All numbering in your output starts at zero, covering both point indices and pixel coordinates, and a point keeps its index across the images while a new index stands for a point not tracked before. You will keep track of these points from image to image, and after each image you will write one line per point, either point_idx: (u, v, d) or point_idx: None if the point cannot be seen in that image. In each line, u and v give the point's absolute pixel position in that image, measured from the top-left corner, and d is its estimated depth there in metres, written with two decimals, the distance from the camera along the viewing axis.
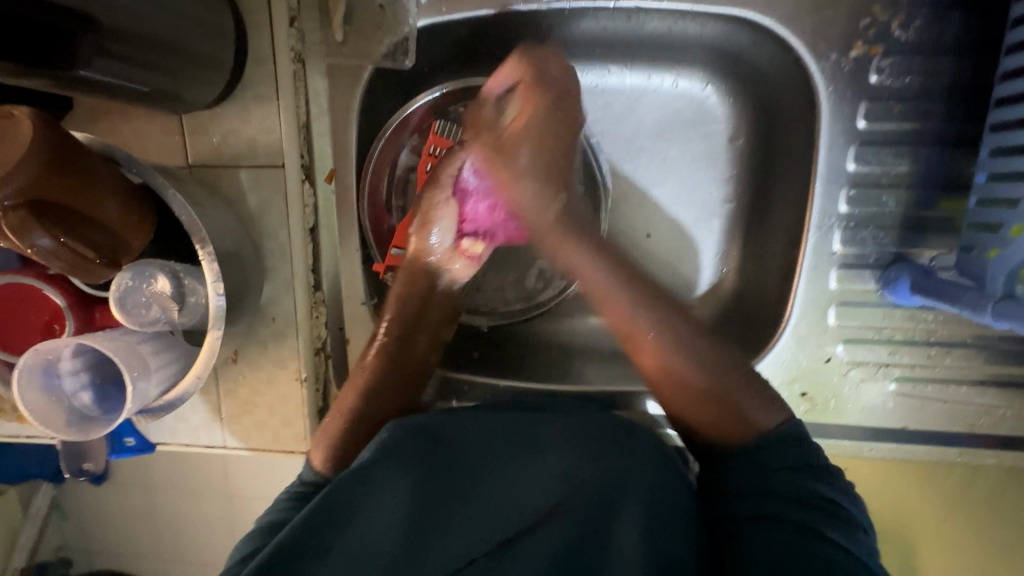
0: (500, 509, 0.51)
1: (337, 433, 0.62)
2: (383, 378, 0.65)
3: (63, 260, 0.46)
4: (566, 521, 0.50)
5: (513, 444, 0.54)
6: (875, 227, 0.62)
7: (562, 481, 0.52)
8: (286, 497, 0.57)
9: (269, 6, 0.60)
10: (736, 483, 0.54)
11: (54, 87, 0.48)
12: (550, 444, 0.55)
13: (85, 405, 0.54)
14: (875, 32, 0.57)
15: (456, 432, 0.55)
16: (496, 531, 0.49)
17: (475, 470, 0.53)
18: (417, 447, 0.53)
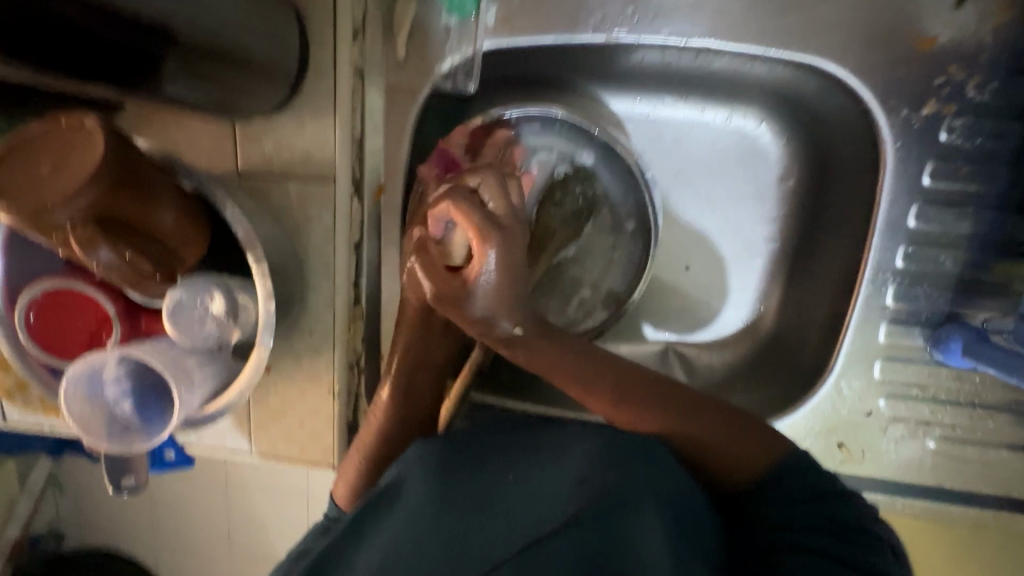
0: (512, 520, 0.41)
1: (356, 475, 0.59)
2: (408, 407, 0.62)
3: (123, 274, 0.46)
4: (582, 532, 0.39)
5: (539, 452, 0.46)
6: (930, 285, 0.61)
7: (578, 485, 0.41)
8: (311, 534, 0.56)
9: (334, 19, 0.58)
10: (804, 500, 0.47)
11: (120, 95, 0.47)
12: (572, 446, 0.45)
13: (126, 414, 0.53)
14: (949, 91, 0.56)
15: (480, 442, 0.49)
16: (503, 545, 0.40)
17: (488, 481, 0.45)
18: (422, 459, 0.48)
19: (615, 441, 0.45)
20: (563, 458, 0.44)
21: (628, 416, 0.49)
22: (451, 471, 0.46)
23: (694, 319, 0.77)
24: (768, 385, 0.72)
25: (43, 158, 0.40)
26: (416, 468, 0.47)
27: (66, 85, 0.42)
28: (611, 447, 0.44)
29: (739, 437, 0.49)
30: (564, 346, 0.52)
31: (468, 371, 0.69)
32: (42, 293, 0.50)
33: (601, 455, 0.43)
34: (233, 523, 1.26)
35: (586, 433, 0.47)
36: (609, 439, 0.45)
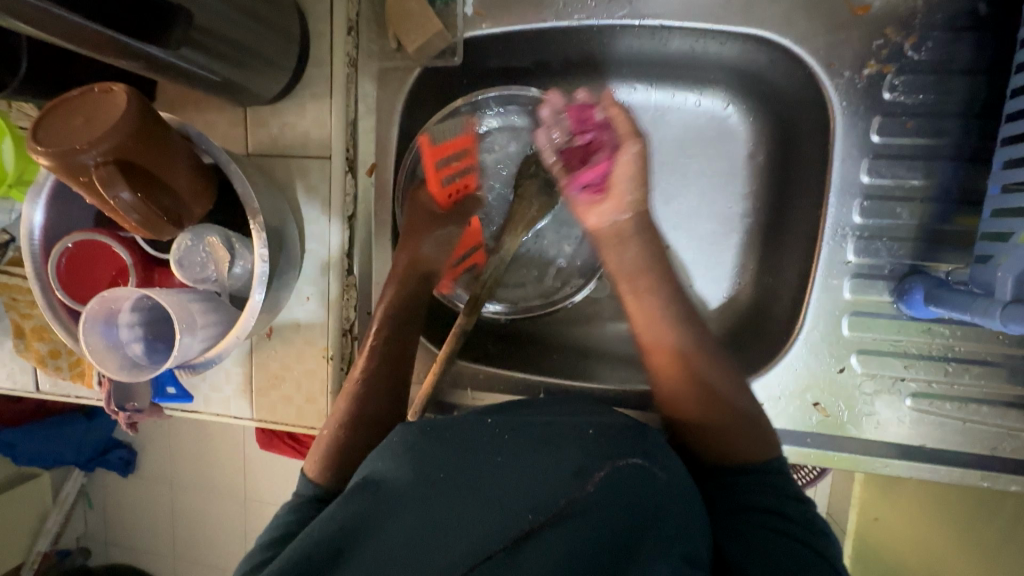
0: (509, 506, 0.42)
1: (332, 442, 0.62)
2: (390, 346, 0.69)
3: (139, 214, 0.52)
4: (586, 518, 0.42)
5: (528, 440, 0.48)
6: (889, 238, 0.63)
7: (571, 477, 0.44)
8: (287, 511, 0.56)
9: (331, 16, 0.68)
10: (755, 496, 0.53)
11: (147, 71, 0.55)
12: (560, 439, 0.48)
13: (137, 355, 0.60)
14: (888, 52, 0.60)
15: (468, 429, 0.49)
16: (501, 528, 0.41)
17: (477, 464, 0.46)
18: (408, 445, 0.48)
19: (603, 439, 0.48)
20: (556, 449, 0.46)
21: (664, 376, 0.62)
22: (439, 457, 0.46)
23: None
24: (748, 351, 0.74)
25: (80, 114, 0.49)
26: (406, 455, 0.47)
27: (104, 59, 0.51)
28: (604, 442, 0.47)
29: (754, 429, 0.58)
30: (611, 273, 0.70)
31: (452, 338, 0.70)
32: (74, 243, 0.58)
33: (589, 448, 0.47)
34: (251, 519, 1.33)
35: (567, 433, 0.49)
36: (597, 440, 0.48)
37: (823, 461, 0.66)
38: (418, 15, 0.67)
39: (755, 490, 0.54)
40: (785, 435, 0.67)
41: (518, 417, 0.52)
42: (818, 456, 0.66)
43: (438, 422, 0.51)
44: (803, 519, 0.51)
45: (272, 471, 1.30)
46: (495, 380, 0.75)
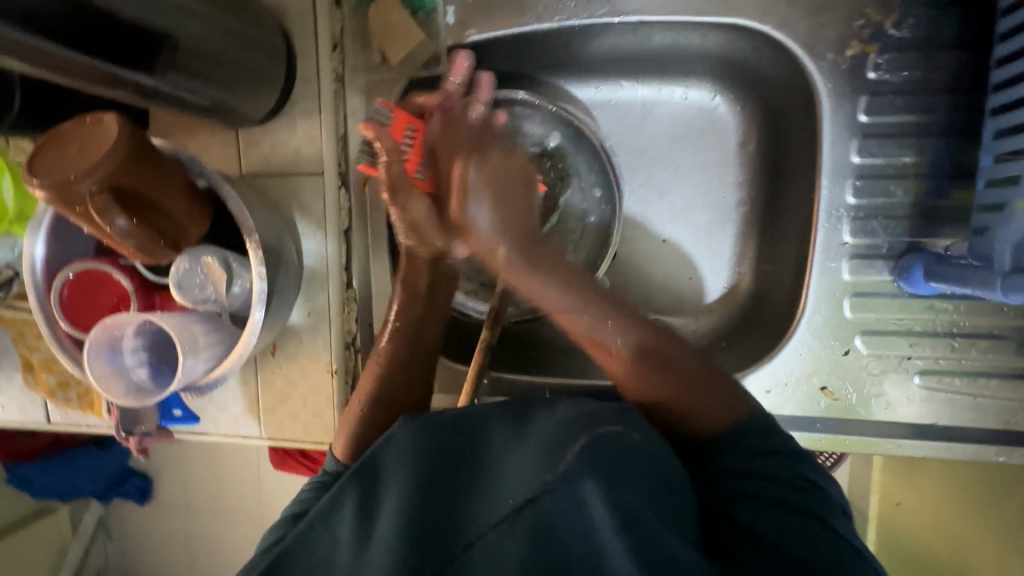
0: (490, 489, 0.41)
1: (356, 432, 0.61)
2: (402, 358, 0.65)
3: (135, 239, 0.53)
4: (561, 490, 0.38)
5: (516, 424, 0.46)
6: (885, 217, 0.63)
7: (550, 455, 0.40)
8: (311, 486, 0.57)
9: (315, 34, 0.68)
10: (750, 461, 0.52)
11: (135, 98, 0.56)
12: (546, 419, 0.46)
13: (142, 379, 0.60)
14: (870, 32, 0.60)
15: (454, 415, 0.48)
16: (488, 513, 0.39)
17: (465, 451, 0.44)
18: (394, 437, 0.47)
19: (589, 416, 0.45)
20: (539, 430, 0.44)
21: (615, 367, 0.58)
22: (419, 449, 0.45)
23: (674, 286, 0.80)
24: (750, 340, 0.73)
25: (72, 144, 0.50)
26: (394, 446, 0.46)
27: (91, 88, 0.52)
28: (590, 421, 0.45)
29: (711, 395, 0.55)
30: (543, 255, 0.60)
31: (480, 353, 0.71)
32: (74, 272, 0.59)
33: (574, 425, 0.44)
34: None
35: (549, 415, 0.46)
36: (582, 418, 0.45)
37: (835, 446, 0.66)
38: (401, 28, 0.68)
39: (738, 454, 0.52)
40: (793, 421, 0.67)
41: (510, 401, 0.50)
42: (828, 440, 0.66)
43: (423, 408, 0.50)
44: (793, 479, 0.50)
45: (286, 490, 1.31)
46: (502, 384, 0.76)
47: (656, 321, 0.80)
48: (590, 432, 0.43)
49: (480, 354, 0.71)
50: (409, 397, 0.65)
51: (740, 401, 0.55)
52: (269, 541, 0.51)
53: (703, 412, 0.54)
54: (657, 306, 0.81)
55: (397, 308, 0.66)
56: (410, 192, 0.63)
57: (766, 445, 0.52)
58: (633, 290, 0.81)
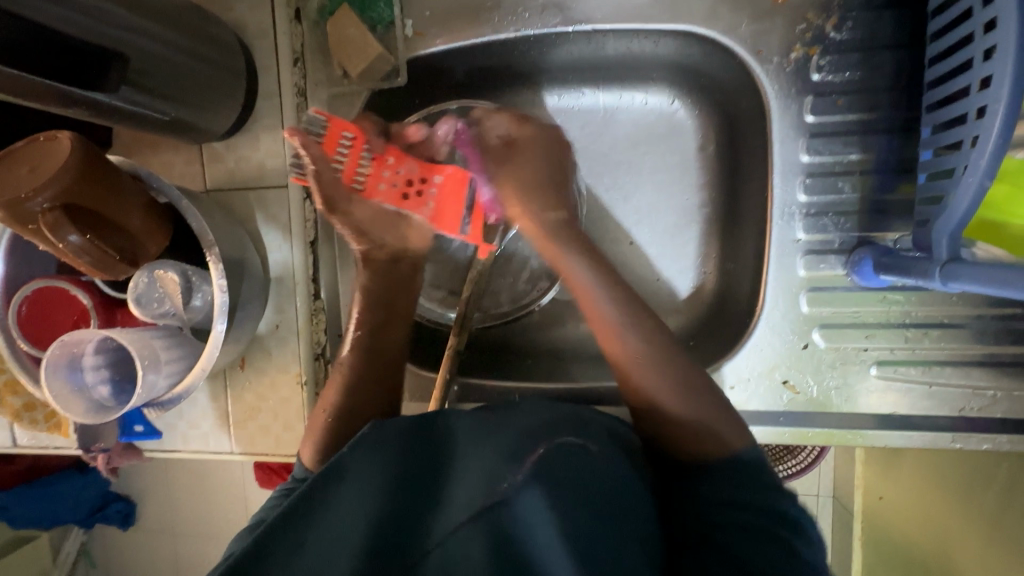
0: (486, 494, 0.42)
1: (324, 434, 0.61)
2: (369, 365, 0.65)
3: (90, 255, 0.53)
4: (552, 511, 0.41)
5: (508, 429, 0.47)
6: (836, 213, 0.64)
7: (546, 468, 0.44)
8: (276, 494, 0.57)
9: (274, 50, 0.69)
10: (734, 492, 0.52)
11: (94, 117, 0.57)
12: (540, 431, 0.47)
13: (103, 396, 0.60)
14: (812, 35, 0.62)
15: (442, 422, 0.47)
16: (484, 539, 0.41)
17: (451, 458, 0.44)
18: (385, 439, 0.45)
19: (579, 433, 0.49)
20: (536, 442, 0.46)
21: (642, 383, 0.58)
22: (409, 454, 0.44)
23: (643, 287, 0.81)
24: (716, 338, 0.75)
25: (25, 163, 0.50)
26: (380, 453, 0.44)
27: (48, 109, 0.53)
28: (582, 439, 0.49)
29: (723, 418, 0.56)
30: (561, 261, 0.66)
31: (448, 359, 0.71)
32: (33, 292, 0.59)
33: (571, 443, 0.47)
34: None
35: (546, 425, 0.49)
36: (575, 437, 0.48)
37: (800, 439, 0.66)
38: (359, 42, 0.69)
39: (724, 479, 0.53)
40: (759, 417, 0.68)
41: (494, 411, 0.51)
42: (794, 434, 0.67)
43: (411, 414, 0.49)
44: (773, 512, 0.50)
45: None
46: (473, 390, 0.76)
47: None
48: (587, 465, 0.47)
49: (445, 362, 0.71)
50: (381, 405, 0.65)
51: (739, 432, 0.56)
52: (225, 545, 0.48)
53: (705, 433, 0.55)
54: None
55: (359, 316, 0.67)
56: (350, 196, 0.65)
57: (754, 480, 0.53)
58: None
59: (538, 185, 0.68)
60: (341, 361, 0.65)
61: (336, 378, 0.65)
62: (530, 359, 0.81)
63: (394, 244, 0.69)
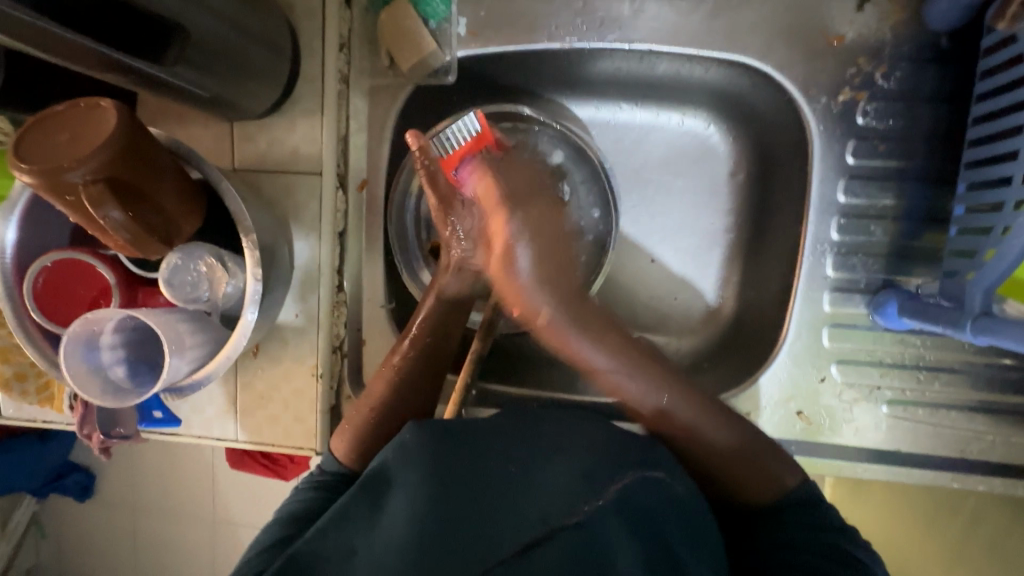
0: (521, 508, 0.46)
1: (362, 433, 0.61)
2: (414, 370, 0.64)
3: (129, 232, 0.51)
4: (580, 534, 0.44)
5: (546, 447, 0.51)
6: (865, 254, 0.67)
7: (579, 485, 0.47)
8: (305, 486, 0.58)
9: (323, 33, 0.67)
10: (790, 532, 0.54)
11: (132, 84, 0.54)
12: (574, 443, 0.51)
13: (119, 378, 0.57)
14: (861, 80, 0.65)
15: (481, 433, 0.52)
16: (509, 536, 0.44)
17: (488, 471, 0.49)
18: (414, 447, 0.51)
19: (615, 446, 0.52)
20: (569, 456, 0.50)
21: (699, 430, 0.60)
22: (443, 465, 0.49)
23: (662, 306, 0.82)
24: (732, 362, 0.76)
25: (65, 131, 0.47)
26: (410, 455, 0.50)
27: (88, 73, 0.49)
28: (617, 452, 0.51)
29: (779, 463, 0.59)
30: (589, 316, 0.67)
31: (470, 363, 0.71)
32: (52, 262, 0.56)
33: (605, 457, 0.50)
34: (224, 539, 1.29)
35: (588, 430, 0.53)
36: (611, 441, 0.52)
37: (808, 468, 0.68)
38: (412, 35, 0.68)
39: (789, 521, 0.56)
40: None
41: (538, 418, 0.55)
42: (802, 462, 0.69)
43: (445, 422, 0.53)
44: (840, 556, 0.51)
45: (248, 490, 1.26)
46: (491, 395, 0.76)
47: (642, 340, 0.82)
48: (612, 469, 0.49)
49: (469, 368, 0.71)
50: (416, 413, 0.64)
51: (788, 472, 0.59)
52: (276, 537, 0.52)
53: (755, 476, 0.59)
54: (644, 325, 0.83)
55: (418, 324, 0.66)
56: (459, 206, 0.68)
57: (809, 520, 0.55)
58: (620, 307, 0.83)
59: (553, 282, 0.69)
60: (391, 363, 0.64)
61: (383, 375, 0.64)
62: (544, 368, 0.81)
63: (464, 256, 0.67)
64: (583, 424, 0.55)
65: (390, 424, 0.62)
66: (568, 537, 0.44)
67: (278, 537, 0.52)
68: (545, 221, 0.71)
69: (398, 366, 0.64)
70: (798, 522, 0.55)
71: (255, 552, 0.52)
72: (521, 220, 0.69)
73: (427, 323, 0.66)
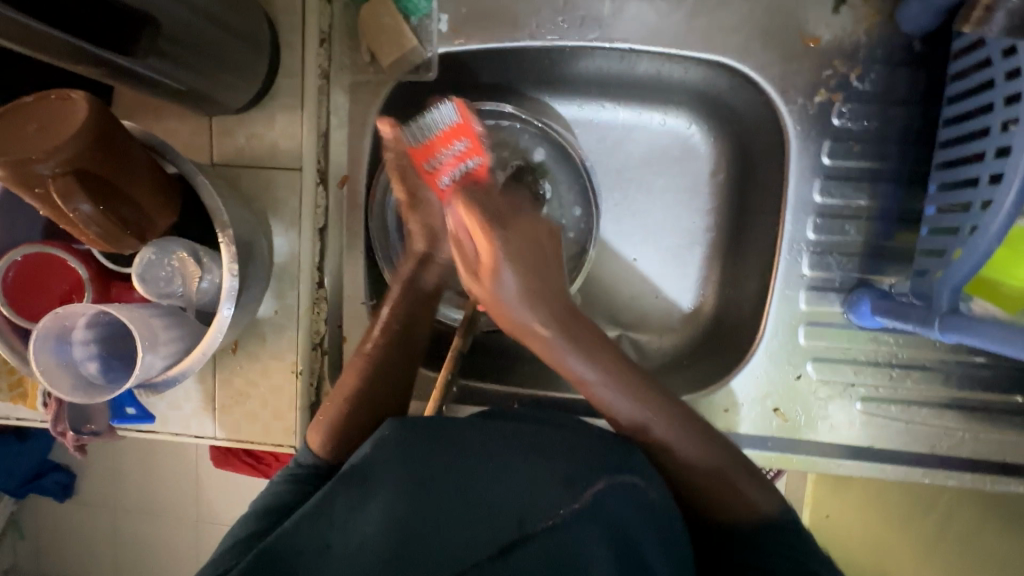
0: (496, 511, 0.47)
1: (337, 421, 0.61)
2: (387, 356, 0.65)
3: (100, 226, 0.50)
4: (556, 538, 0.44)
5: (526, 447, 0.50)
6: (840, 254, 0.68)
7: (557, 491, 0.47)
8: (281, 479, 0.58)
9: (303, 27, 0.67)
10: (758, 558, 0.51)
11: (106, 76, 0.53)
12: (554, 446, 0.51)
13: (92, 374, 0.57)
14: (836, 82, 0.66)
15: (461, 431, 0.51)
16: (482, 541, 0.45)
17: (465, 472, 0.48)
18: (392, 445, 0.51)
19: (594, 446, 0.51)
20: (548, 456, 0.49)
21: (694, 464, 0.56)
22: (422, 466, 0.49)
23: (643, 304, 0.83)
24: (711, 359, 0.77)
25: (34, 122, 0.46)
26: (387, 455, 0.50)
27: (59, 63, 0.49)
28: (598, 453, 0.50)
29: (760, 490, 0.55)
30: (583, 331, 0.59)
31: (451, 360, 0.71)
32: (23, 256, 0.55)
33: (585, 459, 0.49)
34: (207, 538, 1.28)
35: (574, 437, 0.52)
36: (590, 442, 0.52)
37: (784, 464, 0.69)
38: (392, 31, 0.68)
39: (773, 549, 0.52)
40: (747, 441, 0.70)
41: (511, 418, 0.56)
42: (778, 459, 0.70)
43: (425, 420, 0.53)
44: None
45: (229, 489, 1.25)
46: (472, 392, 0.76)
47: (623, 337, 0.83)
48: (591, 471, 0.48)
49: (451, 364, 0.71)
50: (393, 404, 0.64)
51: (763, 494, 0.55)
52: (241, 535, 0.51)
53: (730, 498, 0.55)
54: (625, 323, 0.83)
55: (390, 308, 0.67)
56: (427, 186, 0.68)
57: (780, 545, 0.52)
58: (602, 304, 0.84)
59: (545, 295, 0.59)
60: (363, 351, 0.65)
61: (356, 366, 0.64)
62: (526, 365, 0.81)
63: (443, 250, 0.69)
64: (562, 427, 0.54)
65: (366, 410, 0.63)
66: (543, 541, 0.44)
67: (246, 532, 0.52)
68: (525, 246, 0.60)
69: (370, 353, 0.65)
70: (769, 548, 0.52)
71: (223, 547, 0.51)
72: (508, 237, 0.60)
73: (398, 309, 0.67)
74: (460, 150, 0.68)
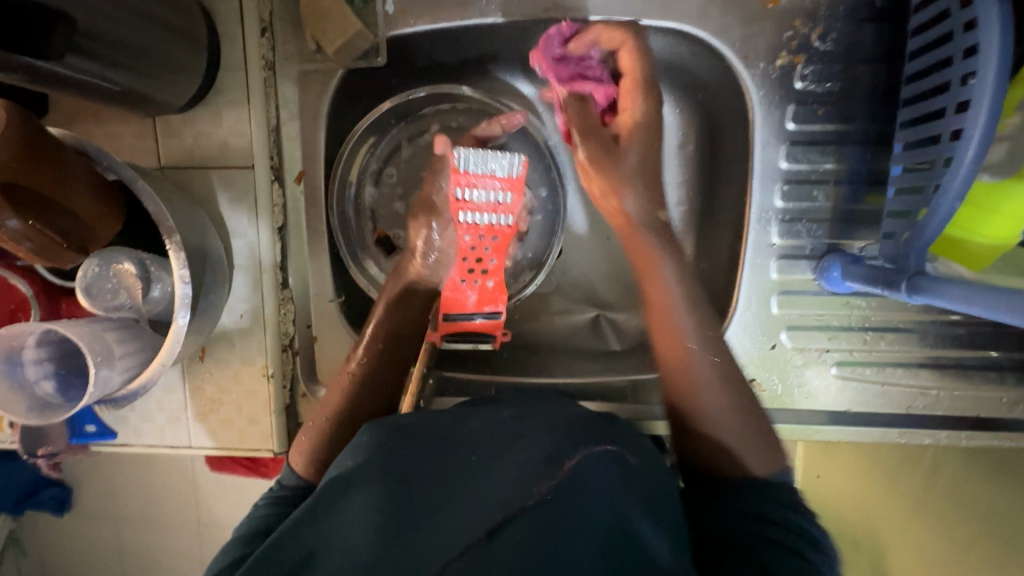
0: (487, 494, 0.44)
1: (321, 441, 0.61)
2: (369, 375, 0.64)
3: (32, 241, 0.48)
4: (549, 507, 0.42)
5: (505, 437, 0.50)
6: (809, 220, 0.67)
7: (544, 467, 0.45)
8: (266, 502, 0.57)
9: (242, 17, 0.64)
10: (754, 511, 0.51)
11: (30, 83, 0.50)
12: (537, 432, 0.51)
13: (47, 393, 0.55)
14: (798, 43, 0.64)
15: (442, 427, 0.52)
16: (473, 525, 0.42)
17: (454, 461, 0.48)
18: (375, 446, 0.51)
19: (585, 430, 0.51)
20: (531, 443, 0.49)
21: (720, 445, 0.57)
22: (406, 456, 0.49)
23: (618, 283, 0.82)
24: None
25: None
26: (369, 455, 0.49)
27: None
28: (588, 437, 0.50)
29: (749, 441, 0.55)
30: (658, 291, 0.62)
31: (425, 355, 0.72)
32: None
33: (567, 439, 0.49)
34: (207, 542, 1.28)
35: (541, 425, 0.52)
36: (575, 428, 0.52)
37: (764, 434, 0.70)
38: (336, 15, 0.65)
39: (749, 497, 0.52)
40: None
41: (489, 413, 0.55)
42: None
43: (403, 421, 0.54)
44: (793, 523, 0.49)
45: (225, 493, 1.24)
46: (450, 382, 0.75)
47: (601, 317, 0.82)
48: (570, 447, 0.48)
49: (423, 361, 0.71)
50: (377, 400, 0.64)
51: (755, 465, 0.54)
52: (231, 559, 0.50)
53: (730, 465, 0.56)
54: (602, 302, 0.82)
55: (374, 329, 0.65)
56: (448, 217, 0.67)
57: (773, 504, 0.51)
58: (578, 286, 0.83)
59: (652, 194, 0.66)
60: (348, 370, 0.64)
61: (341, 382, 0.63)
62: (504, 351, 0.81)
63: (427, 270, 0.67)
64: (532, 411, 0.56)
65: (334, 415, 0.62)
66: (527, 517, 0.42)
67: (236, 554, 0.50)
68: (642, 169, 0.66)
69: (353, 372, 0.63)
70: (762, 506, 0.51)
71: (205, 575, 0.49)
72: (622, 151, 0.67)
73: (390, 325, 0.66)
74: (497, 198, 0.66)
